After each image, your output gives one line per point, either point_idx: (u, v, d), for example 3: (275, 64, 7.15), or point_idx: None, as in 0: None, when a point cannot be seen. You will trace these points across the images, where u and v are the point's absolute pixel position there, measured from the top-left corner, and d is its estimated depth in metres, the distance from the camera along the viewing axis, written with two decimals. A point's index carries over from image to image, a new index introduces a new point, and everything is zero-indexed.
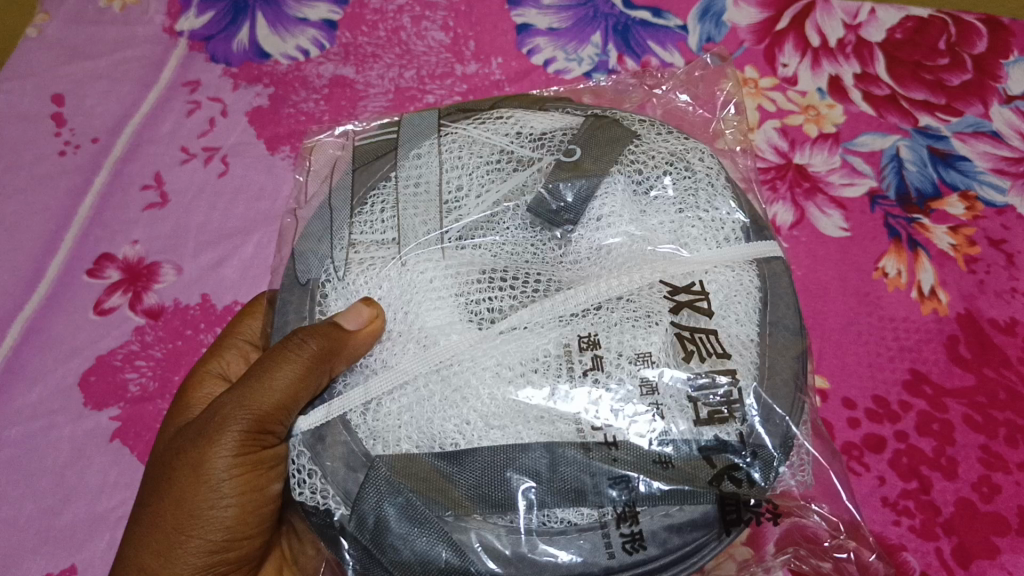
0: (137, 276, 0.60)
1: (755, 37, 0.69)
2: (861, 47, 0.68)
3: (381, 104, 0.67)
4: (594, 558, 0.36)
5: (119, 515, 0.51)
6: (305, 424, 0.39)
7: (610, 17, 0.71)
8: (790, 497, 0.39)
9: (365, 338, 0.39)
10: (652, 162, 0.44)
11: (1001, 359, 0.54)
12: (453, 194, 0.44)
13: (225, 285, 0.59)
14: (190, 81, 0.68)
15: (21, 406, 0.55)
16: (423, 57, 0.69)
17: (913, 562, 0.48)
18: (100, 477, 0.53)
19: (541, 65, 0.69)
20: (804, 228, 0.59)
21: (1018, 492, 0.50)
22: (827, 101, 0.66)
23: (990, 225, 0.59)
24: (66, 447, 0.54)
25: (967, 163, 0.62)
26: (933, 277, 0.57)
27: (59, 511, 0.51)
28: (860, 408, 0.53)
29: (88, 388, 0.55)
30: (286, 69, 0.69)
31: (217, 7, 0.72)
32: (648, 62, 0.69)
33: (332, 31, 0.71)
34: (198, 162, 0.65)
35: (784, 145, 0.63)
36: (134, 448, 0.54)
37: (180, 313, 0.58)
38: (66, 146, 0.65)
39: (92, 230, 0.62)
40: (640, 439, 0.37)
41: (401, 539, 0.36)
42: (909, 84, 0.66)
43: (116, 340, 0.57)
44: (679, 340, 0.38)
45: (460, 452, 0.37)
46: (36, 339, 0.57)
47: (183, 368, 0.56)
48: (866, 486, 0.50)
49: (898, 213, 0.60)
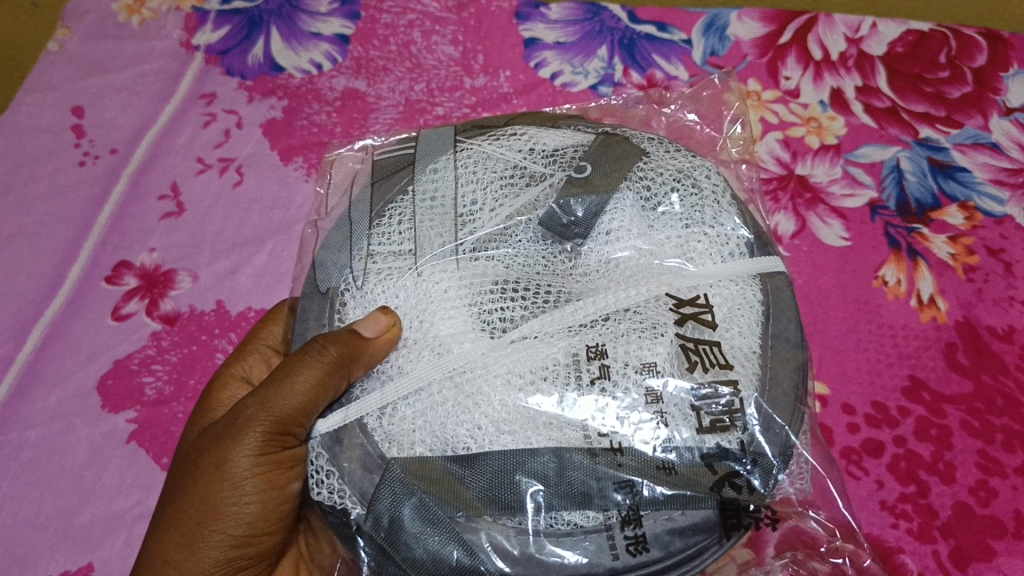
0: (154, 282, 0.61)
1: (759, 50, 0.71)
2: (862, 60, 0.69)
3: (392, 116, 0.69)
4: (599, 559, 0.37)
5: (135, 515, 0.53)
6: (323, 427, 0.40)
7: (616, 31, 0.72)
8: (787, 504, 0.41)
9: (383, 346, 0.40)
10: (660, 179, 0.45)
11: (998, 365, 0.55)
12: (468, 208, 0.45)
13: (239, 293, 0.61)
14: (206, 94, 0.70)
15: (40, 409, 0.56)
16: (433, 70, 0.71)
17: (911, 564, 0.49)
18: (116, 478, 0.54)
19: (548, 78, 0.70)
20: (805, 237, 0.61)
21: (1015, 496, 0.51)
22: (828, 113, 0.67)
23: (989, 234, 0.60)
24: (83, 448, 0.55)
25: (967, 175, 0.63)
26: (932, 285, 0.58)
27: (77, 511, 0.53)
28: (859, 413, 0.54)
29: (106, 391, 0.57)
30: (299, 83, 0.70)
31: (233, 22, 0.74)
32: (653, 75, 0.70)
33: (344, 45, 0.73)
34: (213, 173, 0.66)
35: (785, 157, 0.64)
36: (150, 450, 0.55)
37: (195, 318, 0.60)
38: (86, 156, 0.67)
39: (110, 239, 0.63)
40: (644, 446, 0.38)
41: (414, 538, 0.37)
42: (910, 96, 0.67)
43: (133, 345, 0.59)
44: (683, 351, 0.39)
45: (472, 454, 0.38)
46: (56, 344, 0.59)
47: (199, 372, 0.58)
48: (865, 490, 0.51)
49: (898, 223, 0.61)
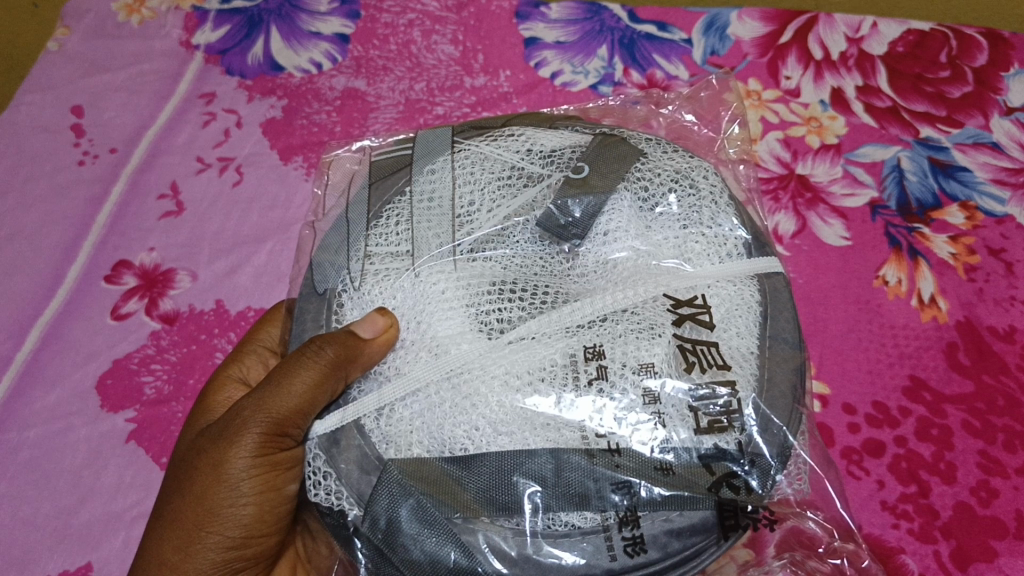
0: (153, 282, 0.61)
1: (759, 50, 0.71)
2: (862, 60, 0.69)
3: (392, 115, 0.69)
4: (597, 560, 0.37)
5: (134, 515, 0.53)
6: (321, 428, 0.40)
7: (616, 31, 0.72)
8: (786, 504, 0.41)
9: (380, 347, 0.41)
10: (658, 180, 0.45)
11: (999, 366, 0.55)
12: (466, 209, 0.45)
13: (239, 292, 0.61)
14: (206, 93, 0.70)
15: (40, 408, 0.56)
16: (433, 70, 0.71)
17: (911, 565, 0.49)
18: (115, 477, 0.54)
19: (548, 77, 0.70)
20: (806, 237, 0.60)
21: (1016, 496, 0.51)
22: (828, 113, 0.67)
23: (990, 234, 0.60)
24: (83, 448, 0.55)
25: (967, 174, 0.63)
26: (933, 285, 0.58)
27: (76, 510, 0.53)
28: (860, 413, 0.54)
29: (105, 391, 0.57)
30: (299, 82, 0.70)
31: (232, 21, 0.74)
32: (653, 74, 0.70)
33: (344, 45, 0.72)
34: (213, 172, 0.66)
35: (786, 157, 0.64)
36: (149, 450, 0.55)
37: (195, 318, 0.60)
38: (85, 156, 0.67)
39: (109, 238, 0.63)
40: (642, 446, 0.38)
41: (411, 540, 0.37)
42: (911, 96, 0.67)
43: (132, 345, 0.59)
44: (681, 352, 0.39)
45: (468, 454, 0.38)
46: (55, 343, 0.59)
47: (198, 371, 0.58)
48: (866, 490, 0.51)
49: (899, 223, 0.61)
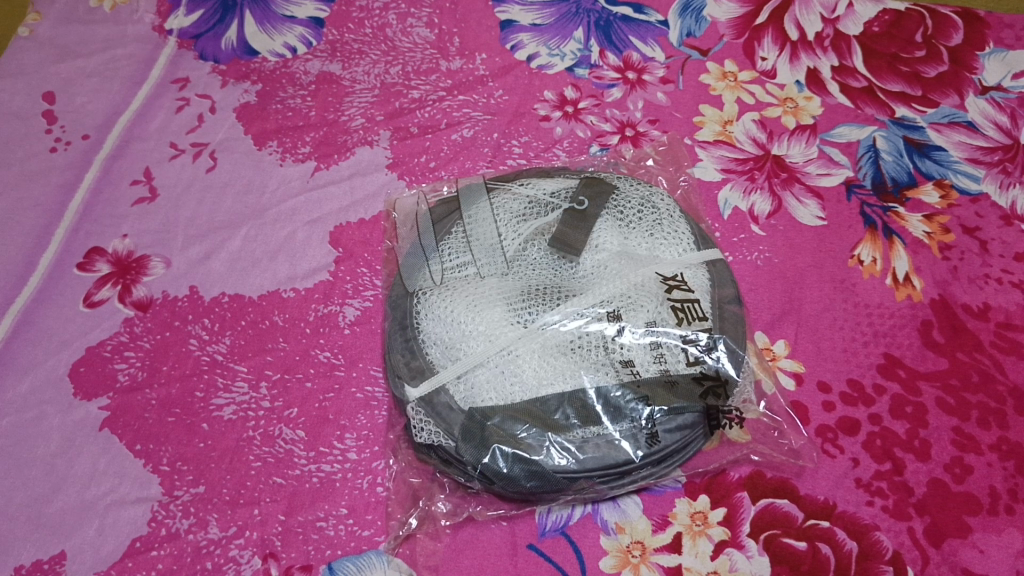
0: (126, 269, 0.60)
1: (735, 31, 0.71)
2: (839, 39, 0.70)
3: (367, 99, 0.68)
4: None
5: (108, 502, 0.50)
6: None
7: (592, 12, 0.72)
8: (748, 403, 0.51)
9: None
10: None
11: (974, 343, 0.55)
12: None
13: (213, 278, 0.59)
14: (179, 79, 0.70)
15: (12, 397, 0.54)
16: (408, 53, 0.71)
17: (886, 541, 0.47)
18: (88, 465, 0.51)
19: (524, 60, 0.70)
20: (781, 218, 0.60)
21: (990, 472, 0.50)
22: (804, 93, 0.67)
23: (965, 213, 0.60)
24: (55, 436, 0.52)
25: (942, 153, 0.63)
26: (907, 264, 0.58)
27: (50, 498, 0.50)
28: (834, 391, 0.53)
29: (78, 378, 0.55)
30: (273, 66, 0.70)
31: (206, 7, 0.74)
32: (628, 56, 0.70)
33: (318, 28, 0.73)
34: (187, 158, 0.66)
35: (762, 137, 0.65)
36: (123, 437, 0.52)
37: (169, 305, 0.58)
38: (57, 142, 0.66)
39: (81, 226, 0.62)
40: None
41: None
42: (886, 76, 0.68)
43: (105, 332, 0.57)
44: None
45: (532, 459, 0.48)
46: (26, 331, 0.57)
47: (171, 358, 0.55)
48: (840, 469, 0.50)
49: (874, 203, 0.61)
